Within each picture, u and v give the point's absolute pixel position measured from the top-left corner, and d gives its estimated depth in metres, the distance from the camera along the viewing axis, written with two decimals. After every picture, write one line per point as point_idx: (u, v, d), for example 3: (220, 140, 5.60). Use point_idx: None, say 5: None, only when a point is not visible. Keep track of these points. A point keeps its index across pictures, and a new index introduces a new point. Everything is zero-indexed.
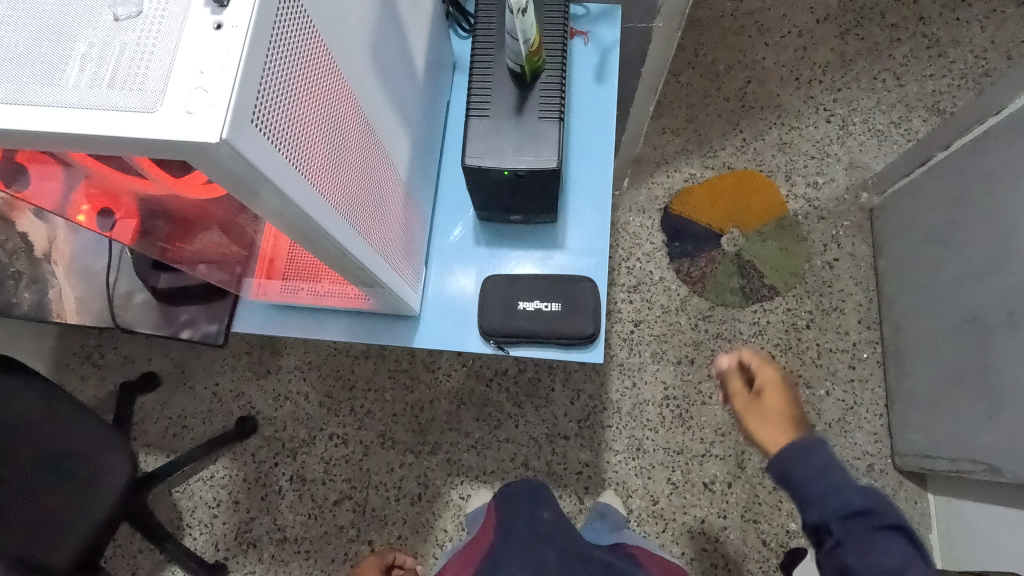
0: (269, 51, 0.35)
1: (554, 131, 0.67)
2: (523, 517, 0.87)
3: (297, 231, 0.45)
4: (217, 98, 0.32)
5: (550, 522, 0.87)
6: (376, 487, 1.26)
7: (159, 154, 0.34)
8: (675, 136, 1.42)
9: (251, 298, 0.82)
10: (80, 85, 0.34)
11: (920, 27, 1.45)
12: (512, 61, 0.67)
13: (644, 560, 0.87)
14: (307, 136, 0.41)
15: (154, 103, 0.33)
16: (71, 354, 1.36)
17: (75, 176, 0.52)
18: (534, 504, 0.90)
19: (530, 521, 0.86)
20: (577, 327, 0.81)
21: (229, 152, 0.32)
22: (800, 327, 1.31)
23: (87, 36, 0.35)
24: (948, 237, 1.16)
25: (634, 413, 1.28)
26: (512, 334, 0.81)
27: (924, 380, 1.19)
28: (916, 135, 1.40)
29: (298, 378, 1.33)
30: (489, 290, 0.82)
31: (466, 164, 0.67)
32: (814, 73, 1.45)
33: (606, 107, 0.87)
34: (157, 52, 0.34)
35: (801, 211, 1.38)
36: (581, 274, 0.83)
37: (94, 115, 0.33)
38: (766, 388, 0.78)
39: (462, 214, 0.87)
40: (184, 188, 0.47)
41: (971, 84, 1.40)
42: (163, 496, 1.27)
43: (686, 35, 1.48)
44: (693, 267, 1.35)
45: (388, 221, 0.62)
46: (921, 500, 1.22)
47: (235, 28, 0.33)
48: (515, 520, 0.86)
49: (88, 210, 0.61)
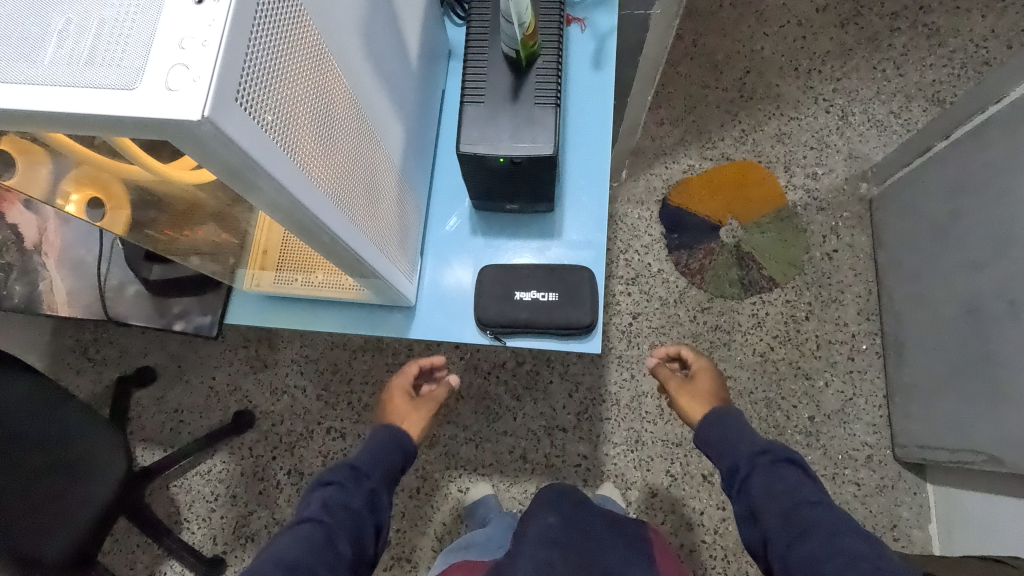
0: (256, 28, 0.34)
1: (550, 117, 0.66)
2: (533, 526, 0.85)
3: (287, 218, 0.44)
4: (199, 74, 0.31)
5: (556, 526, 0.84)
6: None
7: (139, 133, 0.33)
8: (674, 127, 1.41)
9: (246, 290, 0.81)
10: (58, 62, 0.33)
11: (920, 16, 1.44)
12: (507, 46, 0.66)
13: (657, 557, 0.85)
14: (296, 120, 0.40)
15: (134, 80, 0.32)
16: (67, 348, 1.35)
17: (63, 164, 0.51)
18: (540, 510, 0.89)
19: (538, 529, 0.84)
20: (574, 318, 0.80)
21: (211, 131, 0.31)
22: (799, 319, 1.31)
23: (64, 11, 0.34)
24: (948, 227, 1.16)
25: (633, 405, 1.27)
26: (509, 324, 0.80)
27: (924, 371, 1.18)
28: (916, 125, 1.39)
29: (294, 372, 1.32)
30: (485, 281, 0.82)
31: (460, 152, 0.66)
32: (813, 63, 1.44)
33: (603, 95, 0.86)
34: (137, 26, 0.33)
35: (800, 202, 1.37)
36: (578, 264, 0.82)
37: (72, 92, 0.32)
38: (701, 382, 0.89)
39: (459, 204, 0.86)
40: (172, 174, 0.46)
41: (972, 74, 1.39)
42: (160, 490, 1.27)
43: (685, 25, 1.46)
44: (691, 258, 1.34)
45: (381, 210, 0.61)
46: (919, 491, 1.22)
47: (218, 2, 0.32)
48: (526, 532, 0.85)
49: (77, 201, 0.60)
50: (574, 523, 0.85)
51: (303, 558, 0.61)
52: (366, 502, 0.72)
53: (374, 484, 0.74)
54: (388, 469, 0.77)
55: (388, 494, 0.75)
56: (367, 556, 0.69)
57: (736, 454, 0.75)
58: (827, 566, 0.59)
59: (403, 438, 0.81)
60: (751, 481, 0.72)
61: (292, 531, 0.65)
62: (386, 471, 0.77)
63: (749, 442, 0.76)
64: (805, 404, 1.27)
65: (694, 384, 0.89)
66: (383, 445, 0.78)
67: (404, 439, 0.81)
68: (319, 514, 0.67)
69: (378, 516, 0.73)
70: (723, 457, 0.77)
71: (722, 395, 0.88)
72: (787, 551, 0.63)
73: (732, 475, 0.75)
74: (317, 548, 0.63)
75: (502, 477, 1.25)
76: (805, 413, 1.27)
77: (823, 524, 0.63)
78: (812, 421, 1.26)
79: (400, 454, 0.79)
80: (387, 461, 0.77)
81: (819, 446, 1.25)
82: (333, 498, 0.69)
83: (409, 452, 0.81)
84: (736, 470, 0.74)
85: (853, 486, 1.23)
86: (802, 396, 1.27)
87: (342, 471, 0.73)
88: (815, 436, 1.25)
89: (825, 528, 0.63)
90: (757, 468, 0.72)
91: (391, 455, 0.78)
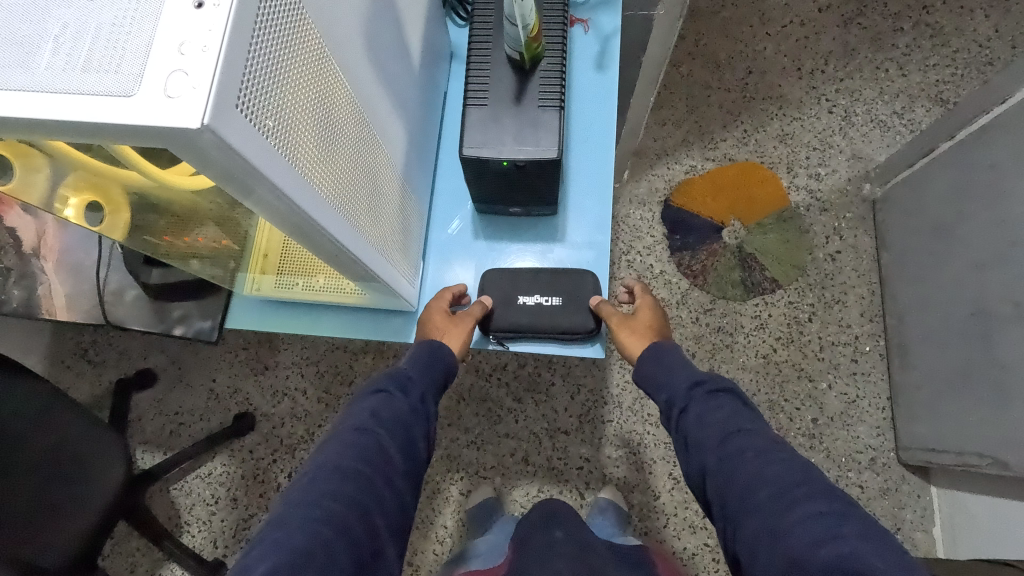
0: (256, 32, 0.33)
1: (554, 120, 0.66)
2: (538, 540, 0.85)
3: (288, 225, 0.43)
4: (198, 82, 0.30)
5: (563, 541, 0.84)
6: None
7: (138, 141, 0.33)
8: (675, 128, 1.40)
9: (246, 295, 0.80)
10: (54, 68, 0.32)
11: (924, 16, 1.43)
12: (511, 48, 0.66)
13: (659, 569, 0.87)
14: (297, 125, 0.39)
15: (132, 87, 0.31)
16: (66, 351, 1.34)
17: (61, 168, 0.50)
18: (546, 524, 0.89)
19: (544, 543, 0.84)
20: (578, 323, 0.79)
21: (211, 139, 0.31)
22: (802, 320, 1.30)
23: (60, 16, 0.33)
24: (953, 228, 1.15)
25: (635, 408, 1.26)
26: (513, 329, 0.80)
27: (929, 373, 1.18)
28: (919, 126, 1.38)
29: (295, 374, 1.31)
30: (488, 285, 0.81)
31: (463, 155, 0.65)
32: (815, 63, 1.43)
33: (606, 97, 0.85)
34: (134, 31, 0.32)
35: (802, 203, 1.36)
36: (581, 268, 0.82)
37: (70, 99, 0.31)
38: (642, 317, 0.81)
39: (461, 207, 0.85)
40: (172, 180, 0.45)
41: (975, 74, 1.38)
42: (161, 493, 1.26)
43: (687, 25, 1.45)
44: (693, 260, 1.34)
45: (383, 213, 0.60)
46: (923, 494, 1.21)
47: (217, 6, 0.31)
48: (531, 544, 0.85)
49: (75, 205, 0.59)
50: (579, 537, 0.85)
51: (358, 467, 0.57)
52: (415, 412, 0.66)
53: (420, 396, 0.67)
54: (433, 381, 0.70)
55: (435, 403, 0.69)
56: (420, 465, 0.64)
57: (672, 390, 0.70)
58: (760, 498, 0.54)
59: (445, 351, 0.73)
60: (687, 413, 0.67)
61: (342, 438, 0.60)
62: (431, 385, 0.70)
63: (686, 374, 0.70)
64: (808, 406, 1.26)
65: (634, 319, 0.80)
66: (426, 356, 0.71)
67: (447, 352, 0.74)
68: (369, 422, 0.62)
69: (429, 424, 0.67)
70: (660, 392, 0.71)
71: (661, 331, 0.81)
72: (721, 483, 0.58)
73: (669, 411, 0.70)
74: (368, 454, 0.59)
75: (503, 480, 1.24)
76: (809, 415, 1.26)
77: (751, 452, 0.58)
78: (815, 423, 1.26)
79: (444, 372, 0.72)
80: (431, 374, 0.70)
81: (822, 448, 1.24)
82: (383, 406, 0.64)
83: (452, 364, 0.74)
84: (673, 404, 0.69)
85: (856, 489, 1.22)
86: (805, 398, 1.27)
87: (386, 381, 0.66)
88: (818, 439, 1.25)
89: (758, 454, 0.58)
90: (693, 400, 0.67)
91: (434, 366, 0.71)
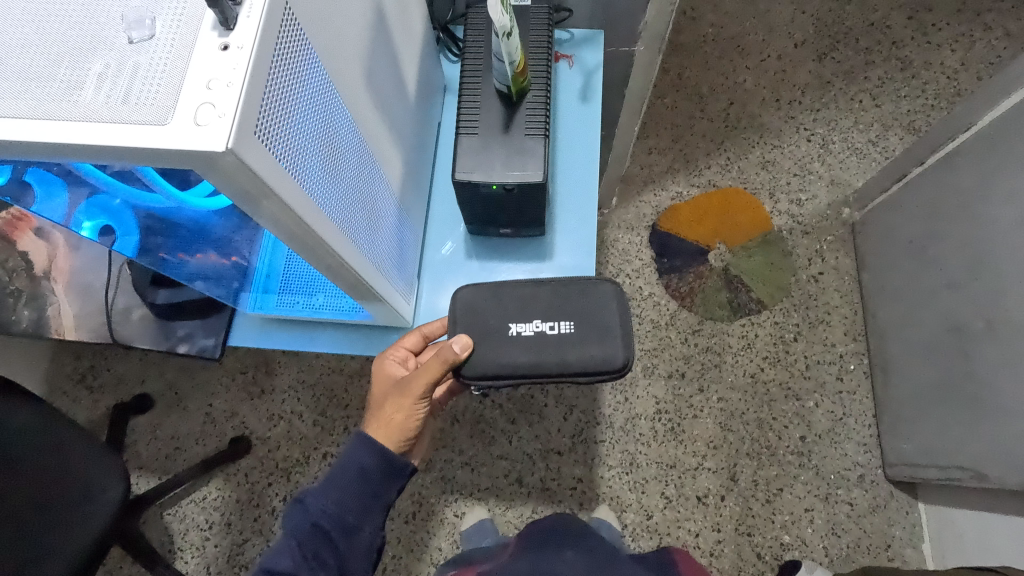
0: (272, 67, 0.38)
1: (540, 147, 0.70)
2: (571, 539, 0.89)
3: (293, 240, 0.47)
4: (224, 111, 0.34)
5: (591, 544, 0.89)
6: (394, 521, 1.24)
7: (168, 163, 0.37)
8: (662, 156, 1.46)
9: (250, 321, 0.85)
10: (96, 100, 0.36)
11: (894, 50, 1.51)
12: (500, 82, 0.71)
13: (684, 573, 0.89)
14: (302, 147, 0.43)
15: (166, 116, 0.35)
16: (64, 377, 1.36)
17: (79, 190, 0.54)
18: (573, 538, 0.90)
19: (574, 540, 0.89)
20: (605, 356, 0.67)
21: (233, 160, 0.35)
22: (788, 340, 1.34)
23: (102, 56, 0.37)
24: (927, 248, 1.20)
25: (627, 427, 1.29)
26: (495, 368, 0.68)
27: (910, 390, 1.21)
28: (893, 153, 1.44)
29: (291, 398, 1.34)
30: (476, 315, 0.70)
31: (455, 179, 0.70)
32: (793, 94, 1.50)
33: (590, 126, 0.90)
34: (170, 68, 0.37)
35: (784, 227, 1.41)
36: (597, 277, 0.70)
37: (109, 127, 0.35)
38: None
39: (453, 230, 0.89)
40: (187, 199, 0.50)
41: (945, 104, 1.46)
42: (154, 519, 1.26)
43: (670, 59, 1.53)
44: (681, 282, 1.38)
45: (380, 230, 0.63)
46: (911, 510, 1.24)
47: (241, 48, 0.36)
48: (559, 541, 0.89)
49: (89, 226, 0.62)
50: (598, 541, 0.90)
51: None
52: (326, 555, 0.66)
53: (335, 535, 0.67)
54: (362, 510, 0.68)
55: (355, 530, 0.68)
56: None
57: None
58: None
59: (377, 467, 0.69)
60: None
61: None
62: (353, 510, 0.68)
63: None
64: (796, 425, 1.29)
65: None
66: (352, 485, 0.68)
67: (386, 462, 0.70)
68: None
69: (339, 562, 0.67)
70: None
71: None
72: None
73: None
74: None
75: (497, 501, 1.26)
76: (797, 433, 1.29)
77: None
78: (803, 441, 1.28)
79: (370, 492, 0.69)
80: (352, 497, 0.68)
81: (811, 466, 1.27)
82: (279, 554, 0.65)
83: (391, 476, 0.70)
84: None
85: (845, 506, 1.24)
86: (793, 416, 1.30)
87: (300, 523, 0.67)
88: (807, 456, 1.27)
89: None
90: None
91: (363, 493, 0.69)
